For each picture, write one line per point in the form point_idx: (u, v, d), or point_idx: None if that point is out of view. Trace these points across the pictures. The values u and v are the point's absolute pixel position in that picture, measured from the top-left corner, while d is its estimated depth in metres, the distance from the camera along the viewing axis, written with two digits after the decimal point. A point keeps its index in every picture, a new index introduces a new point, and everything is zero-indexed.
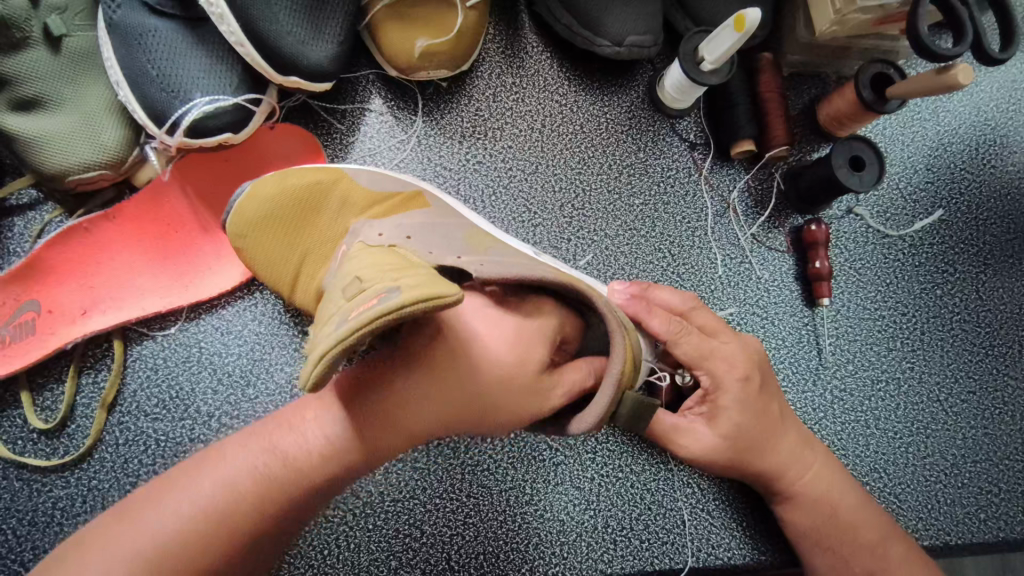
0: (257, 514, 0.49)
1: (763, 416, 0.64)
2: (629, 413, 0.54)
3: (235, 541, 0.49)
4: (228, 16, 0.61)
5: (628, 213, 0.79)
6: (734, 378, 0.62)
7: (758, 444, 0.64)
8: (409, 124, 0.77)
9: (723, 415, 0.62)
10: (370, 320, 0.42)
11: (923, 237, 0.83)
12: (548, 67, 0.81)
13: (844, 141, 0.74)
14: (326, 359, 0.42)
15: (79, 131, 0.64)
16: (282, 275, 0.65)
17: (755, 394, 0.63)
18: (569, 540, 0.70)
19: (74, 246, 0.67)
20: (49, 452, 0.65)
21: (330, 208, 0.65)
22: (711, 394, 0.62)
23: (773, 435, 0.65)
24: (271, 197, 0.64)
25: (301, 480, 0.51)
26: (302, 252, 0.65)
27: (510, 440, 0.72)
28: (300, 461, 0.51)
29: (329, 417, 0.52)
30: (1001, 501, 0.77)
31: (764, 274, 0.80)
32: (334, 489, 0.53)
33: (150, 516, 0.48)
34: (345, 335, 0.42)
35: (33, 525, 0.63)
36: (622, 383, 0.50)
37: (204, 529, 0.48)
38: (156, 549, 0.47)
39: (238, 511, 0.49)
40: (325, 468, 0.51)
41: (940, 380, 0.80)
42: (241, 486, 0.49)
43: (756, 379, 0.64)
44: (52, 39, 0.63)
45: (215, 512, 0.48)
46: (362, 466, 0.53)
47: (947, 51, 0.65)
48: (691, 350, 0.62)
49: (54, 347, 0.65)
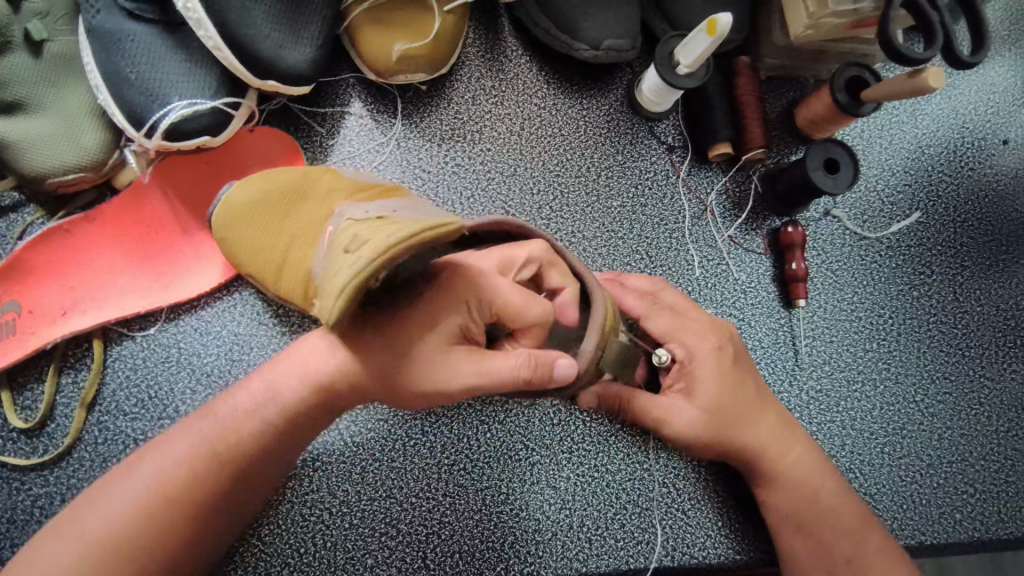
0: (200, 481, 0.52)
1: (742, 388, 0.66)
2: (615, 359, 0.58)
3: (184, 510, 0.52)
4: (205, 21, 0.62)
5: (606, 215, 0.80)
6: (710, 352, 0.65)
7: (737, 418, 0.65)
8: (388, 127, 0.78)
9: (698, 386, 0.63)
10: (385, 250, 0.42)
11: (901, 239, 0.84)
12: (528, 70, 0.82)
13: (819, 144, 0.75)
14: (348, 292, 0.41)
15: (59, 133, 0.65)
16: (267, 261, 0.65)
17: (731, 368, 0.65)
18: (544, 539, 0.71)
19: (54, 247, 0.68)
20: (30, 451, 0.66)
21: (314, 194, 0.67)
22: (688, 365, 0.64)
23: (752, 410, 0.66)
24: (256, 198, 0.67)
25: (233, 442, 0.53)
26: (288, 237, 0.65)
27: (487, 439, 0.72)
28: (230, 425, 0.54)
29: (256, 382, 0.55)
30: (977, 501, 0.77)
31: (741, 275, 0.81)
32: (272, 453, 0.55)
33: (102, 498, 0.52)
34: (361, 268, 0.42)
35: (12, 523, 0.64)
36: (605, 330, 0.55)
37: (150, 503, 0.51)
38: (117, 524, 0.50)
39: (181, 482, 0.52)
40: (253, 429, 0.54)
41: (916, 381, 0.80)
42: (181, 457, 0.53)
43: (729, 353, 0.66)
44: (32, 44, 0.64)
45: (160, 484, 0.52)
46: (293, 425, 0.54)
47: (919, 55, 0.65)
48: (666, 325, 0.65)
49: (34, 347, 0.66)
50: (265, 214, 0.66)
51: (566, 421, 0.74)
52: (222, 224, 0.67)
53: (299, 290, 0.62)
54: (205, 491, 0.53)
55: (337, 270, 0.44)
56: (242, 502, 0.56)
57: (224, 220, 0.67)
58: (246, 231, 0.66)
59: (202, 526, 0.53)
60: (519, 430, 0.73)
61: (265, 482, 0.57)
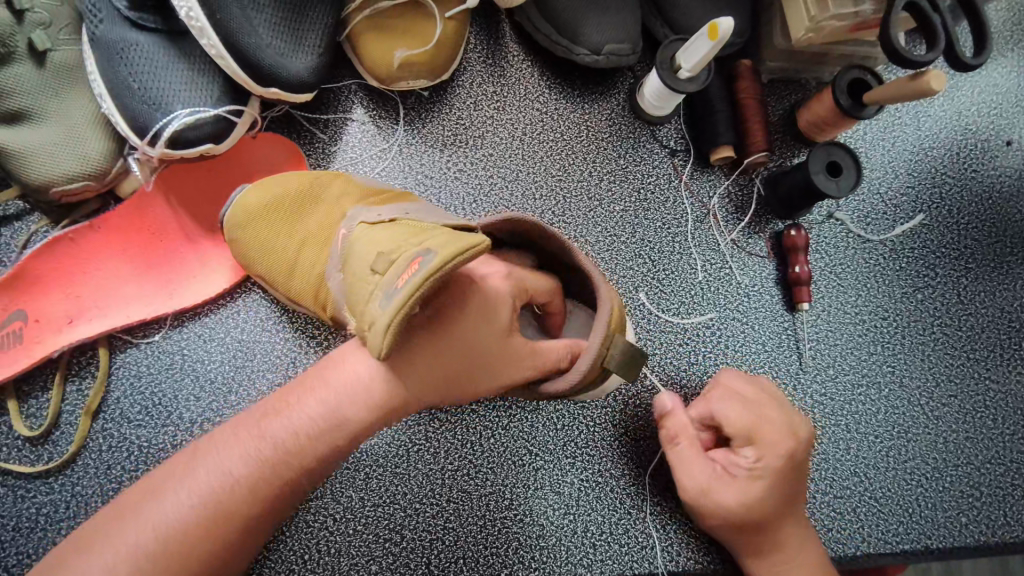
0: (253, 504, 0.50)
1: (790, 491, 0.63)
2: (621, 366, 0.56)
3: (235, 530, 0.50)
4: (208, 30, 0.62)
5: (608, 219, 0.80)
6: (781, 454, 0.62)
7: (768, 524, 0.62)
8: (390, 133, 0.78)
9: (751, 484, 0.61)
10: (419, 284, 0.44)
11: (904, 241, 0.84)
12: (530, 75, 0.82)
13: (821, 148, 0.75)
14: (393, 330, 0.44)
15: (63, 142, 0.65)
16: (275, 263, 0.66)
17: (791, 474, 0.62)
18: (549, 544, 0.71)
19: (59, 255, 0.68)
20: (35, 459, 0.66)
21: (328, 197, 0.67)
22: (758, 467, 0.61)
23: (788, 511, 0.63)
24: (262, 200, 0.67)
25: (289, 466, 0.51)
26: (299, 239, 0.66)
27: (490, 444, 0.72)
28: (285, 448, 0.51)
29: (311, 400, 0.52)
30: (983, 505, 0.77)
31: (744, 279, 0.81)
32: (324, 472, 0.54)
33: (149, 513, 0.49)
34: (402, 304, 0.44)
35: (17, 531, 0.64)
36: (611, 326, 0.55)
37: (202, 524, 0.49)
38: (166, 538, 0.48)
39: (239, 500, 0.50)
40: (311, 451, 0.51)
41: (921, 384, 0.80)
42: (234, 482, 0.50)
43: (797, 457, 0.63)
44: (36, 54, 0.65)
45: (212, 504, 0.49)
46: (348, 447, 0.53)
47: (919, 58, 0.65)
48: (743, 417, 0.63)
49: (40, 356, 0.66)
50: (275, 220, 0.66)
51: (570, 426, 0.74)
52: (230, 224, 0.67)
53: (310, 293, 0.64)
54: (258, 512, 0.51)
55: (377, 302, 0.47)
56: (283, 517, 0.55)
57: (241, 216, 0.67)
58: (253, 233, 0.67)
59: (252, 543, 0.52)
60: (523, 435, 0.73)
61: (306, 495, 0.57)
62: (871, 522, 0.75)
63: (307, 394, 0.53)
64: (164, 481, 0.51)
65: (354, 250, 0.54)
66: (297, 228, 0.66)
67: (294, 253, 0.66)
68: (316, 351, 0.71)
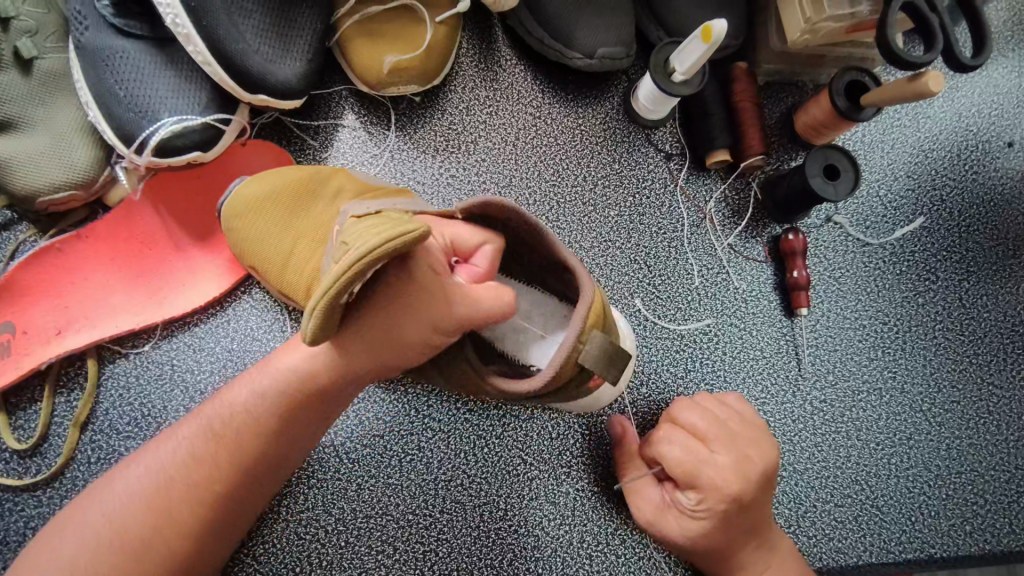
0: (197, 478, 0.53)
1: (741, 527, 0.61)
2: (600, 363, 0.54)
3: (182, 507, 0.53)
4: (194, 37, 0.61)
5: (604, 225, 0.79)
6: (726, 498, 0.59)
7: (726, 552, 0.62)
8: (382, 139, 0.77)
9: (693, 522, 0.61)
10: (349, 267, 0.42)
11: (904, 245, 0.83)
12: (522, 79, 0.81)
13: (819, 150, 0.74)
14: (320, 311, 0.43)
15: (49, 151, 0.64)
16: (271, 256, 0.65)
17: (736, 514, 0.60)
18: (544, 556, 0.70)
19: (47, 266, 0.67)
20: (23, 471, 0.66)
21: (324, 196, 0.67)
22: (700, 510, 0.60)
23: (738, 543, 0.62)
24: (267, 191, 0.66)
25: (231, 441, 0.54)
26: (294, 233, 0.65)
27: (484, 454, 0.71)
28: (226, 423, 0.54)
29: (252, 380, 0.55)
30: (987, 512, 0.75)
31: (741, 284, 0.79)
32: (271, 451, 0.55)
33: (106, 498, 0.53)
34: (330, 288, 0.42)
35: (5, 544, 0.63)
36: (588, 320, 0.53)
37: (152, 500, 0.52)
38: (119, 519, 0.52)
39: (187, 479, 0.53)
40: (257, 427, 0.54)
41: (922, 390, 0.79)
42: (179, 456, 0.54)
43: (744, 497, 0.60)
44: (22, 62, 0.64)
45: (162, 486, 0.53)
46: (291, 424, 0.55)
47: (917, 59, 0.64)
48: (681, 459, 0.61)
49: (29, 369, 0.65)
50: (275, 213, 0.65)
51: (565, 434, 0.73)
52: (230, 215, 0.66)
53: (302, 291, 0.64)
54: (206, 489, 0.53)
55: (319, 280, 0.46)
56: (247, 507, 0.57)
57: (240, 208, 0.66)
58: (251, 227, 0.65)
59: (210, 529, 0.54)
60: (517, 444, 0.72)
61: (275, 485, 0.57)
62: (874, 531, 0.73)
63: (251, 376, 0.56)
64: (128, 462, 0.55)
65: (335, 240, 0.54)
66: (300, 222, 0.66)
67: (294, 247, 0.65)
68: None
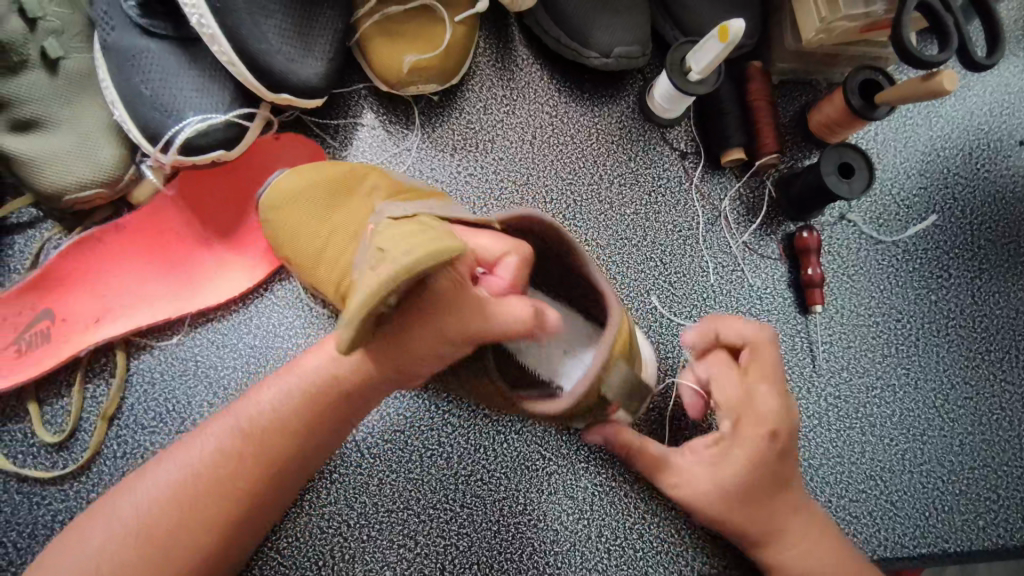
0: (228, 473, 0.54)
1: (772, 476, 0.60)
2: (620, 391, 0.56)
3: (209, 503, 0.54)
4: (219, 37, 0.62)
5: (620, 222, 0.80)
6: (756, 437, 0.59)
7: (755, 501, 0.60)
8: (401, 138, 0.78)
9: (714, 468, 0.60)
10: (383, 283, 0.41)
11: (917, 243, 0.83)
12: (539, 79, 0.82)
13: (833, 149, 0.74)
14: (354, 324, 0.43)
15: (76, 150, 0.65)
16: (305, 250, 0.66)
17: (774, 456, 0.59)
18: (562, 550, 0.70)
19: (86, 256, 0.68)
20: (50, 465, 0.66)
21: (362, 193, 0.68)
22: (735, 442, 0.60)
23: (770, 492, 0.60)
24: (304, 185, 0.67)
25: (261, 439, 0.55)
26: (329, 228, 0.66)
27: (503, 450, 0.72)
28: (256, 423, 0.55)
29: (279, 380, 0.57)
30: (1000, 508, 0.76)
31: (756, 281, 0.80)
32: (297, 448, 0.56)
33: (136, 491, 0.54)
34: (364, 306, 0.42)
35: (32, 538, 0.64)
36: (614, 350, 0.54)
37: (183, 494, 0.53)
38: (150, 511, 0.53)
39: (214, 475, 0.54)
40: (279, 428, 0.55)
41: (935, 387, 0.79)
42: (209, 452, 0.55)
43: (766, 439, 0.59)
44: (49, 62, 0.65)
45: (190, 482, 0.54)
46: (318, 425, 0.56)
47: (931, 58, 0.64)
48: (728, 396, 0.61)
49: (68, 355, 0.66)
50: (311, 206, 0.67)
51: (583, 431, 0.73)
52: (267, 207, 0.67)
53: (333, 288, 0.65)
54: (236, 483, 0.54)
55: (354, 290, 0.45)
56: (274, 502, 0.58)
57: (278, 202, 0.67)
58: (286, 221, 0.67)
59: (241, 527, 0.55)
60: (535, 440, 0.73)
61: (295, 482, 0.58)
62: (888, 525, 0.74)
63: (279, 377, 0.57)
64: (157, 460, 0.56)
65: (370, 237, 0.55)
66: (333, 216, 0.66)
67: (325, 242, 0.66)
68: None
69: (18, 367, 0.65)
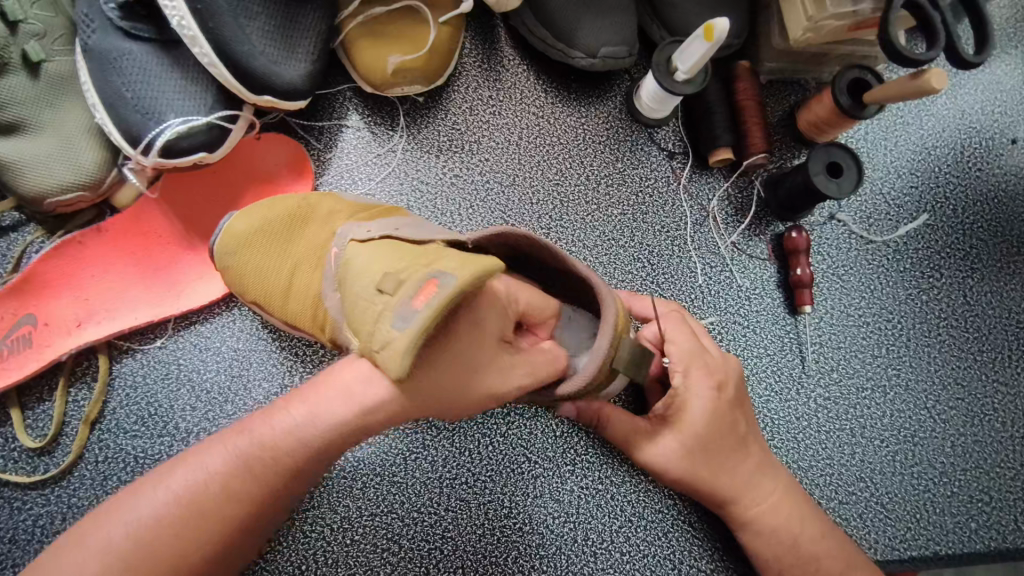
0: (224, 509, 0.49)
1: (727, 430, 0.62)
2: (628, 367, 0.55)
3: (203, 535, 0.49)
4: (200, 38, 0.62)
5: (607, 223, 0.79)
6: (707, 386, 0.62)
7: (718, 456, 0.62)
8: (386, 139, 0.77)
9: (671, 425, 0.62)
10: (438, 308, 0.44)
11: (908, 242, 0.83)
12: (525, 79, 0.81)
13: (822, 148, 0.74)
14: (413, 350, 0.44)
15: (57, 153, 0.65)
16: (274, 283, 0.65)
17: (726, 408, 0.62)
18: (548, 553, 0.70)
19: (69, 259, 0.68)
20: (31, 469, 0.66)
21: (317, 218, 0.67)
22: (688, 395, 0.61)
23: (724, 450, 0.62)
24: (260, 223, 0.66)
25: (299, 456, 0.50)
26: (293, 262, 0.65)
27: (489, 453, 0.72)
28: (296, 447, 0.49)
29: (297, 408, 0.51)
30: (993, 510, 0.75)
31: (744, 281, 0.80)
32: (299, 482, 0.52)
33: (125, 511, 0.49)
34: (425, 325, 0.44)
35: (13, 543, 0.64)
36: (617, 330, 0.53)
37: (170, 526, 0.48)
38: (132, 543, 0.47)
39: (211, 508, 0.49)
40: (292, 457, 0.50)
41: (927, 388, 0.79)
42: (211, 478, 0.49)
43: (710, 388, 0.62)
44: (30, 65, 0.65)
45: (188, 505, 0.49)
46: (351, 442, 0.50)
47: (919, 55, 0.64)
48: (679, 353, 0.62)
49: (49, 360, 0.66)
50: (273, 240, 0.66)
51: (569, 433, 0.73)
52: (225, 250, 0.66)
53: (310, 316, 0.64)
54: (232, 517, 0.49)
55: (388, 330, 0.46)
56: (250, 542, 0.53)
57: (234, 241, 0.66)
58: (251, 258, 0.66)
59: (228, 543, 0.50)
60: (521, 442, 0.72)
61: (279, 520, 0.55)
62: (878, 528, 0.73)
63: (305, 400, 0.51)
64: (141, 483, 0.50)
65: (353, 274, 0.54)
66: (293, 243, 0.66)
67: (293, 271, 0.65)
68: (312, 360, 0.71)
69: None
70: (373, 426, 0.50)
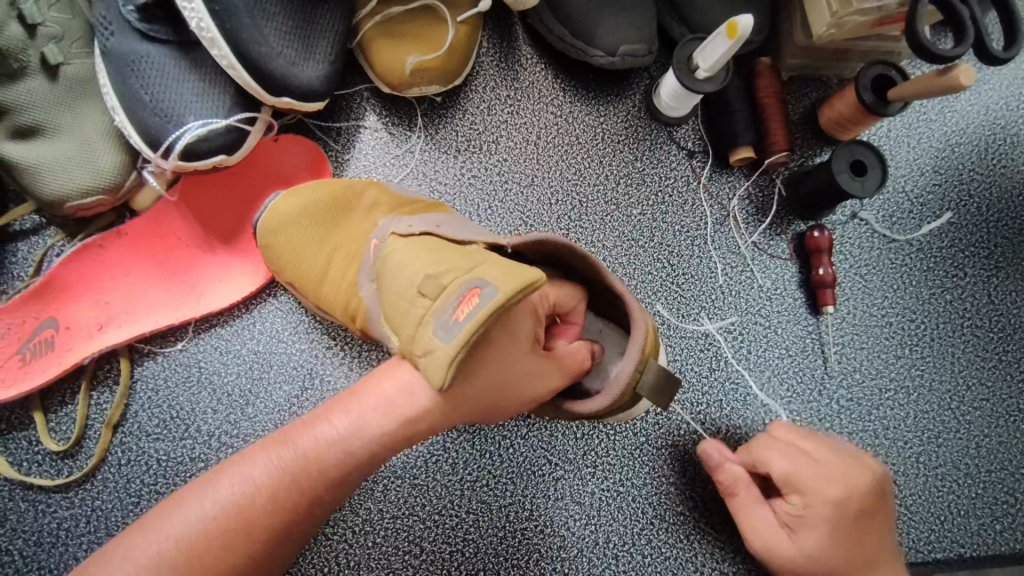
0: (269, 521, 0.49)
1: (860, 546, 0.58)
2: (651, 391, 0.54)
3: (251, 543, 0.49)
4: (218, 41, 0.61)
5: (626, 223, 0.78)
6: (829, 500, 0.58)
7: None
8: (404, 139, 0.77)
9: (816, 537, 0.58)
10: (479, 322, 0.44)
11: (932, 241, 0.81)
12: (544, 78, 0.81)
13: (845, 146, 0.72)
14: (455, 362, 0.44)
15: (76, 157, 0.65)
16: (308, 272, 0.65)
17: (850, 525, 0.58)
18: (570, 556, 0.70)
19: (89, 263, 0.68)
20: (55, 472, 0.66)
21: (358, 210, 0.67)
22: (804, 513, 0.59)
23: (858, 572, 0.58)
24: (300, 210, 0.66)
25: (344, 463, 0.50)
26: (328, 251, 0.66)
27: (510, 455, 0.71)
28: (340, 454, 0.50)
29: (340, 415, 0.51)
30: (1018, 511, 0.74)
31: (766, 282, 0.79)
32: (343, 491, 0.52)
33: (170, 520, 0.49)
34: (464, 340, 0.44)
35: (38, 545, 0.64)
36: (644, 352, 0.53)
37: (219, 534, 0.48)
38: (180, 548, 0.47)
39: (257, 516, 0.49)
40: (336, 463, 0.50)
41: (951, 388, 0.78)
42: (256, 489, 0.49)
43: (860, 514, 0.59)
44: (49, 69, 0.64)
45: (234, 512, 0.49)
46: (394, 447, 0.51)
47: (948, 53, 0.62)
48: (787, 466, 0.61)
49: (71, 364, 0.66)
50: (313, 229, 0.66)
51: (590, 435, 0.72)
52: (268, 234, 0.66)
53: (340, 306, 0.64)
54: (278, 526, 0.49)
55: (431, 335, 0.47)
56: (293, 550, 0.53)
57: (274, 224, 0.66)
58: (287, 246, 0.66)
59: (273, 552, 0.50)
60: (543, 445, 0.72)
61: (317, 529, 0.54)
62: (902, 530, 0.73)
63: (348, 406, 0.52)
64: (185, 494, 0.50)
65: (391, 269, 0.54)
66: (331, 235, 0.66)
67: (327, 263, 0.65)
68: (333, 361, 0.70)
69: (21, 376, 0.65)
70: (417, 433, 0.51)
